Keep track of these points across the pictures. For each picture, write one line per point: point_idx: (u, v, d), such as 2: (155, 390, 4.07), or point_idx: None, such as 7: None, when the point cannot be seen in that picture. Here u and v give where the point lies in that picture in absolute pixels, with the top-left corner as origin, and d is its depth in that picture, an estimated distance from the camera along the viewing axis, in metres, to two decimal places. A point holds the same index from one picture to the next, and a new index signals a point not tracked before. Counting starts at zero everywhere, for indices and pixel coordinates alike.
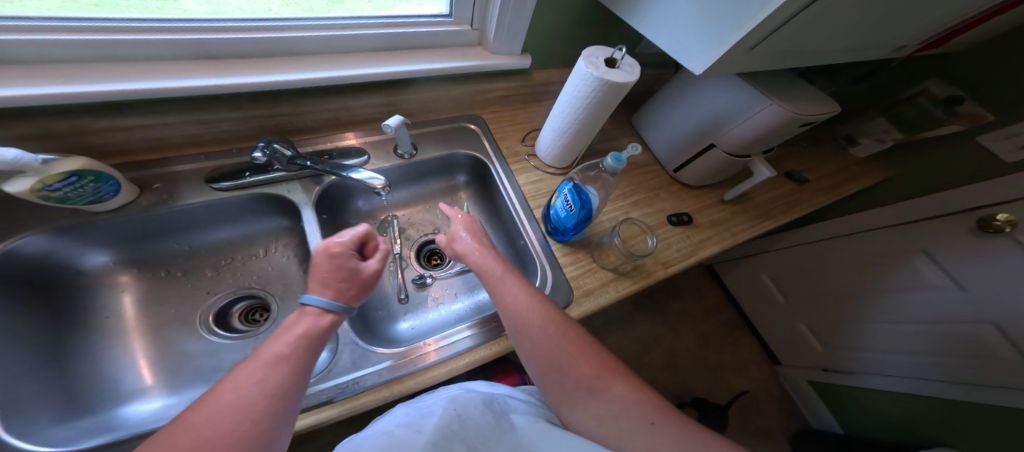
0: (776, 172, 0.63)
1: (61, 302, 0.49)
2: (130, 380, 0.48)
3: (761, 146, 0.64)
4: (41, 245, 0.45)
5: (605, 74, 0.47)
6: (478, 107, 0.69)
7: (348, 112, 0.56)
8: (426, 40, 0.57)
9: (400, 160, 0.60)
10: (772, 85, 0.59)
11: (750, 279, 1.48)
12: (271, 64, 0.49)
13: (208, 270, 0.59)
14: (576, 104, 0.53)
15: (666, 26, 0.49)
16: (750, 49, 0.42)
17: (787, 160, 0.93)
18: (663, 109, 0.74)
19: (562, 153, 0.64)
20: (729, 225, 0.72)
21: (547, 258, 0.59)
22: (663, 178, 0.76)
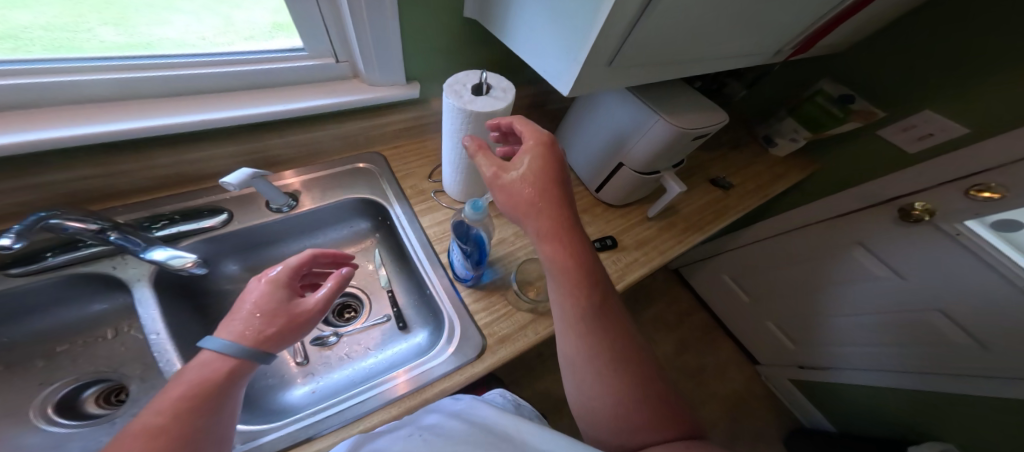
0: (685, 186, 0.62)
1: None
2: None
3: (667, 161, 0.63)
4: None
5: (474, 104, 0.44)
6: (375, 143, 0.63)
7: (200, 163, 0.48)
8: (286, 76, 0.51)
9: (279, 215, 0.52)
10: (661, 97, 0.59)
11: (710, 282, 1.46)
12: (68, 117, 0.40)
13: (38, 362, 0.46)
14: (459, 139, 0.49)
15: (529, 46, 0.47)
16: (607, 65, 0.41)
17: (716, 168, 0.93)
18: (574, 131, 0.72)
19: (466, 190, 0.59)
20: (657, 242, 0.69)
21: (454, 307, 0.52)
22: (588, 200, 0.72)
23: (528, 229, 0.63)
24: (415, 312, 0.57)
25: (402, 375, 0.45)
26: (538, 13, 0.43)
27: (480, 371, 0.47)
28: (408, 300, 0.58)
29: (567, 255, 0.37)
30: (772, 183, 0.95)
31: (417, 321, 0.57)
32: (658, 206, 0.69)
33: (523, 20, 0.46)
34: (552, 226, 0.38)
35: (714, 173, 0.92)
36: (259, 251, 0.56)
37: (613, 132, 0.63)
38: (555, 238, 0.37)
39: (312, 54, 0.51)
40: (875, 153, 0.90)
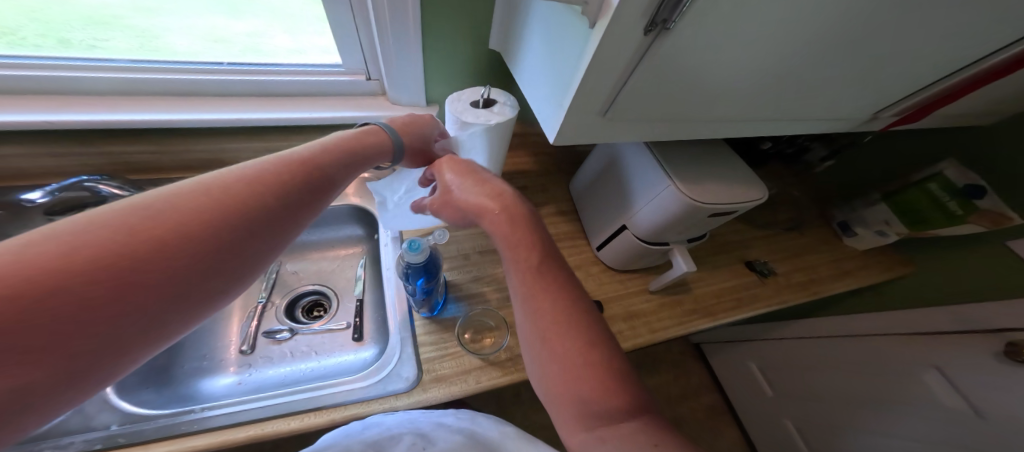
0: (695, 267, 0.53)
1: None
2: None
3: (678, 234, 0.55)
4: None
5: (485, 117, 0.48)
6: None
7: (228, 152, 0.55)
8: (316, 87, 0.56)
9: None
10: (683, 155, 0.52)
11: (731, 364, 1.27)
12: (137, 103, 0.49)
13: None
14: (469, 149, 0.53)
15: (530, 86, 0.46)
16: (601, 115, 0.37)
17: (754, 248, 0.81)
18: (589, 179, 0.67)
19: None
20: (650, 319, 0.62)
21: (403, 334, 0.52)
22: (587, 256, 0.67)
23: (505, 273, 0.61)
24: (373, 327, 0.63)
25: (319, 388, 0.46)
26: (539, 55, 0.41)
27: (403, 407, 0.45)
28: (369, 314, 0.64)
29: (549, 283, 0.35)
30: (828, 279, 0.80)
31: (371, 335, 0.62)
32: (662, 280, 0.61)
33: (528, 58, 0.44)
34: (535, 254, 0.37)
35: (752, 253, 0.80)
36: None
37: (626, 185, 0.57)
38: (545, 267, 0.36)
39: (346, 70, 0.55)
40: (1006, 270, 0.70)
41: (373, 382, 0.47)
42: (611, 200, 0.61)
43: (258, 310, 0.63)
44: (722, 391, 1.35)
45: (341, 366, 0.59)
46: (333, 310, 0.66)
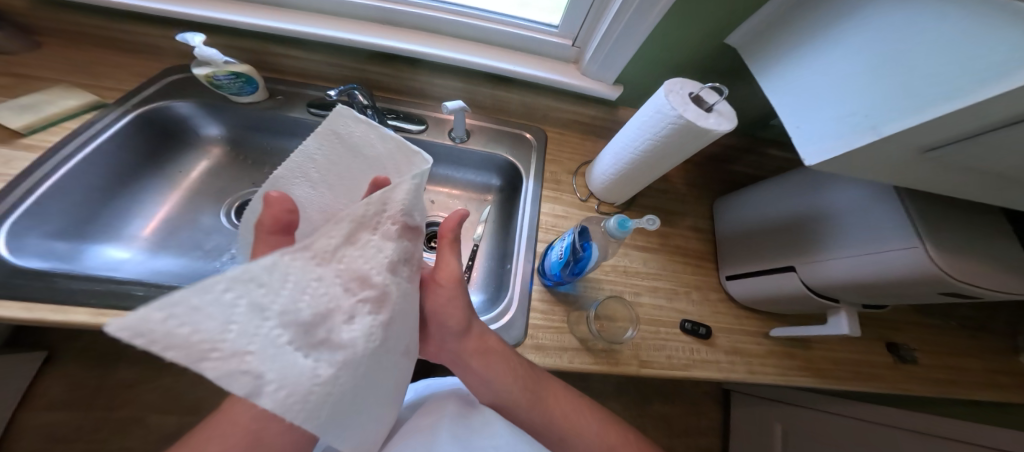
0: (856, 334, 0.49)
1: (158, 152, 0.59)
2: (133, 226, 0.54)
3: (860, 297, 0.49)
4: (180, 110, 0.59)
5: (708, 123, 0.43)
6: (544, 123, 0.70)
7: (429, 87, 0.66)
8: (525, 44, 0.61)
9: (451, 141, 0.64)
10: (942, 220, 0.41)
11: (756, 418, 1.12)
12: (394, 32, 0.60)
13: (266, 167, 0.65)
14: (658, 147, 0.48)
15: (806, 92, 0.40)
16: (918, 152, 0.31)
17: (898, 329, 0.70)
18: (764, 200, 0.59)
19: (614, 187, 0.59)
20: (750, 360, 0.60)
21: (519, 296, 0.53)
22: (710, 279, 0.64)
23: (624, 267, 0.61)
24: (482, 275, 0.62)
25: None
26: (851, 63, 0.35)
27: (503, 366, 0.48)
28: (485, 262, 0.63)
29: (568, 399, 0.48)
30: (979, 391, 0.66)
31: (479, 281, 0.61)
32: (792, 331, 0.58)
33: (804, 69, 0.42)
34: (529, 382, 0.45)
35: (893, 334, 0.70)
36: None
37: (829, 224, 0.49)
38: (553, 389, 0.47)
39: (560, 32, 0.60)
40: None
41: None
42: (791, 231, 0.53)
43: None
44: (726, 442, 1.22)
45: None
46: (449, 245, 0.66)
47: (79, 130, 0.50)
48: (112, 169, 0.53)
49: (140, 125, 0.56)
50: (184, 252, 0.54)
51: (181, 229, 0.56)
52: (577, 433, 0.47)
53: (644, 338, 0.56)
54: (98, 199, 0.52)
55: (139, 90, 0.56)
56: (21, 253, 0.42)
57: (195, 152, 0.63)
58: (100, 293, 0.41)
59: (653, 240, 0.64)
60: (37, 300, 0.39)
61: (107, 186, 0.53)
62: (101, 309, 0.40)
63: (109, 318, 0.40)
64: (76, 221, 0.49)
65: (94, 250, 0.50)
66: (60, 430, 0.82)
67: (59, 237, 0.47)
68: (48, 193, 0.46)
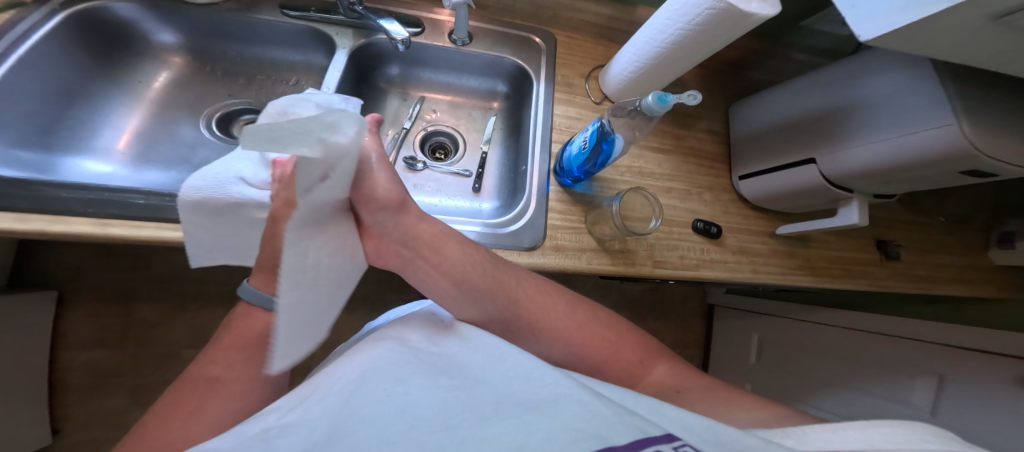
0: (863, 223, 0.53)
1: (105, 61, 0.51)
2: (105, 138, 0.48)
3: (873, 184, 0.51)
4: (122, 11, 0.48)
5: (751, 6, 0.40)
6: (553, 24, 0.64)
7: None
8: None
9: (452, 45, 0.58)
10: (981, 101, 0.41)
11: (736, 331, 1.22)
12: None
13: (240, 79, 0.57)
14: (689, 39, 0.46)
15: None
16: (990, 20, 0.30)
17: (889, 229, 0.74)
18: (792, 98, 0.58)
19: (632, 85, 0.57)
20: (754, 257, 0.62)
21: (537, 197, 0.52)
22: (720, 182, 0.65)
23: (639, 170, 0.60)
24: (494, 182, 0.61)
25: (462, 224, 0.50)
26: None
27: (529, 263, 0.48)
28: (497, 170, 0.62)
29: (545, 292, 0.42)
30: (949, 286, 0.72)
31: (492, 188, 0.60)
32: (797, 227, 0.61)
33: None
34: (480, 267, 0.39)
35: (885, 232, 0.74)
36: (418, 69, 0.62)
37: (859, 113, 0.49)
38: (514, 281, 0.41)
39: None
40: None
41: (509, 233, 0.49)
42: (816, 126, 0.54)
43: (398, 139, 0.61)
44: (707, 349, 1.35)
45: (456, 209, 0.57)
46: (455, 155, 0.63)
47: (2, 31, 0.40)
48: (59, 80, 0.46)
49: (78, 27, 0.46)
50: (172, 166, 0.49)
51: (160, 141, 0.51)
52: (568, 330, 0.41)
53: (660, 239, 0.57)
54: (56, 111, 0.45)
55: None
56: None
57: (155, 63, 0.54)
58: (97, 202, 0.38)
59: (668, 141, 0.64)
60: (30, 211, 0.35)
61: (62, 98, 0.46)
62: (104, 219, 0.38)
63: (110, 231, 0.37)
64: (35, 130, 0.43)
65: (67, 162, 0.44)
66: (97, 366, 0.85)
67: (23, 146, 0.41)
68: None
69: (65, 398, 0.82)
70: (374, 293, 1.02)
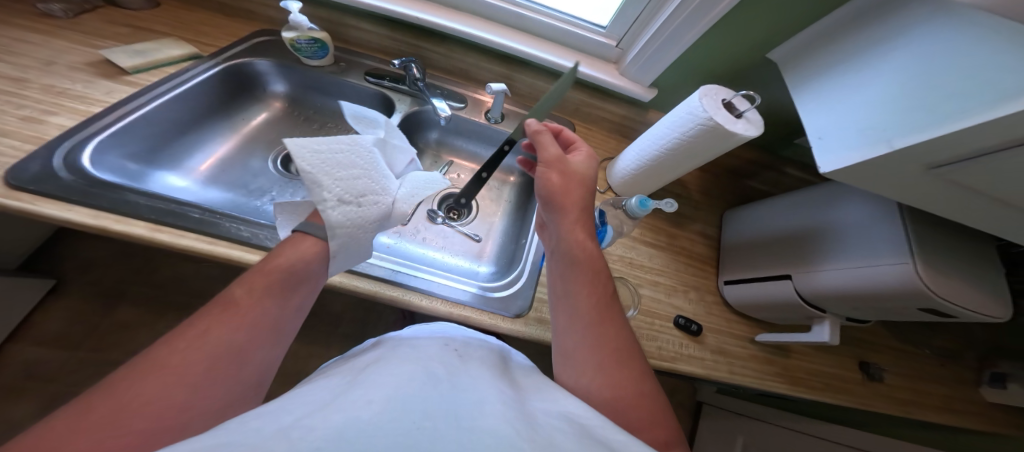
0: (833, 342, 0.52)
1: (231, 101, 0.61)
2: (195, 159, 0.57)
3: (845, 309, 0.52)
4: (261, 68, 0.61)
5: (736, 128, 0.44)
6: (574, 116, 0.73)
7: (472, 68, 0.68)
8: (573, 39, 0.65)
9: (486, 121, 0.67)
10: (939, 244, 0.43)
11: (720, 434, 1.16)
12: (453, 14, 0.62)
13: (314, 124, 0.67)
14: (681, 149, 0.50)
15: (820, 111, 0.43)
16: (924, 169, 0.32)
17: (873, 350, 0.75)
18: (768, 216, 0.63)
19: (632, 183, 0.60)
20: (734, 362, 0.63)
21: (530, 269, 0.60)
22: (707, 284, 0.69)
23: (630, 261, 0.66)
24: (495, 248, 0.69)
25: (459, 281, 0.56)
26: (875, 85, 0.37)
27: (513, 331, 0.52)
28: (498, 240, 0.70)
29: (613, 325, 0.41)
30: (932, 413, 0.70)
31: (492, 255, 0.68)
32: (775, 336, 0.63)
33: (811, 102, 0.45)
34: (592, 261, 0.46)
35: (866, 353, 0.75)
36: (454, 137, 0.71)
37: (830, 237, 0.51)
38: (606, 304, 0.43)
39: (605, 33, 0.64)
40: None
41: (496, 298, 0.55)
42: (789, 245, 0.56)
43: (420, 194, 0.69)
44: None
45: (457, 268, 0.64)
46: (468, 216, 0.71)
47: (176, 75, 0.53)
48: (190, 110, 0.55)
49: (225, 73, 0.57)
50: (232, 188, 0.57)
51: (230, 165, 0.59)
52: (613, 379, 0.37)
53: (642, 328, 0.60)
54: (173, 132, 0.54)
55: (230, 47, 0.59)
56: (100, 167, 0.44)
57: (253, 102, 0.64)
58: (159, 210, 0.43)
59: (662, 239, 0.71)
60: (105, 209, 0.40)
61: (184, 123, 0.55)
62: (160, 225, 0.42)
63: (158, 236, 0.41)
64: (148, 145, 0.51)
65: (156, 174, 0.52)
66: (52, 362, 0.86)
67: (132, 158, 0.49)
68: (137, 124, 0.48)
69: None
70: (354, 327, 1.05)
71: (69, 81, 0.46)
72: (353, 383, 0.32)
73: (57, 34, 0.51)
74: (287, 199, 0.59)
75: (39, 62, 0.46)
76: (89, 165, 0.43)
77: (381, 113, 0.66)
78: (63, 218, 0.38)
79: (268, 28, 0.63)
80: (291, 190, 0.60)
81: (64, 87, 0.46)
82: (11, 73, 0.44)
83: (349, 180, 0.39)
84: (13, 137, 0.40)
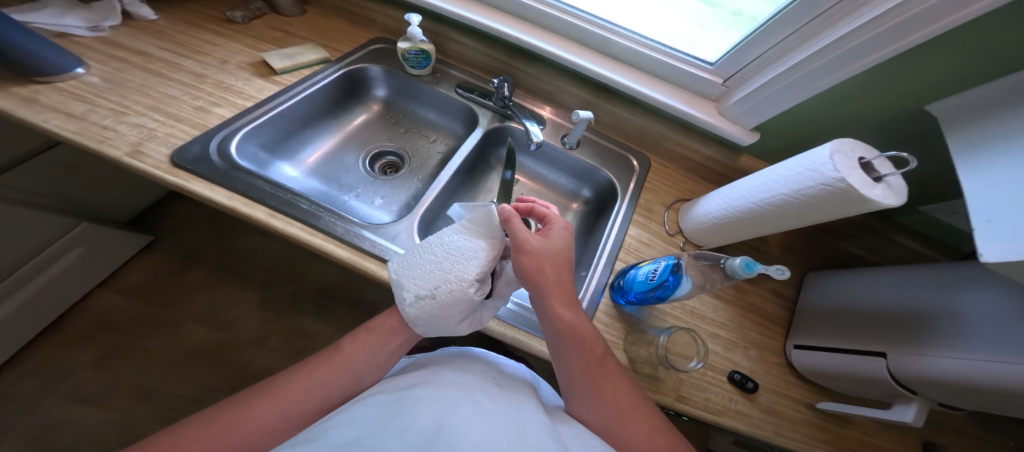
0: (916, 424, 0.48)
1: (342, 103, 0.66)
2: (305, 152, 0.62)
3: (944, 397, 0.46)
4: (373, 73, 0.65)
5: (874, 193, 0.37)
6: (653, 150, 0.72)
7: (559, 92, 0.69)
8: (673, 73, 0.62)
9: (560, 145, 0.68)
10: None
11: None
12: (553, 38, 0.64)
13: (403, 129, 0.71)
14: (791, 206, 0.45)
15: (1002, 188, 0.32)
16: None
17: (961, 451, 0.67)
18: (867, 283, 0.57)
19: (715, 230, 0.57)
20: (790, 430, 0.59)
21: (590, 301, 0.58)
22: (771, 344, 0.66)
23: (688, 307, 0.64)
24: None
25: None
26: None
27: None
28: None
29: (617, 388, 0.41)
30: None
31: None
32: (839, 407, 0.59)
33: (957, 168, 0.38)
34: (579, 323, 0.42)
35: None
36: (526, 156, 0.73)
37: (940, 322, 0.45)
38: (605, 368, 0.41)
39: (712, 69, 0.59)
40: None
41: None
42: (888, 325, 0.50)
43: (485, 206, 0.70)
44: None
45: None
46: None
47: (310, 76, 0.58)
48: (311, 109, 0.61)
49: (343, 76, 0.62)
50: (329, 182, 0.62)
51: (328, 160, 0.64)
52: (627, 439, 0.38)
53: (693, 376, 0.58)
54: (294, 127, 0.59)
55: (351, 53, 0.64)
56: (241, 154, 0.50)
57: (358, 105, 0.68)
58: (278, 198, 0.47)
59: (728, 289, 0.69)
60: (241, 192, 0.45)
61: (304, 120, 0.61)
62: (277, 212, 0.46)
63: (275, 223, 0.45)
64: (274, 137, 0.56)
65: (275, 162, 0.57)
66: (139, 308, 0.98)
67: (263, 147, 0.55)
68: (272, 118, 0.53)
69: (91, 329, 0.94)
70: None
71: (235, 78, 0.53)
72: (396, 402, 0.34)
73: (217, 32, 0.58)
74: (370, 198, 0.62)
75: (216, 62, 0.54)
76: (234, 152, 0.48)
77: (466, 127, 0.68)
78: (210, 198, 0.43)
79: (381, 36, 0.68)
80: (377, 190, 0.63)
81: (231, 83, 0.52)
82: (196, 70, 0.52)
83: (426, 276, 0.41)
84: (185, 124, 0.46)
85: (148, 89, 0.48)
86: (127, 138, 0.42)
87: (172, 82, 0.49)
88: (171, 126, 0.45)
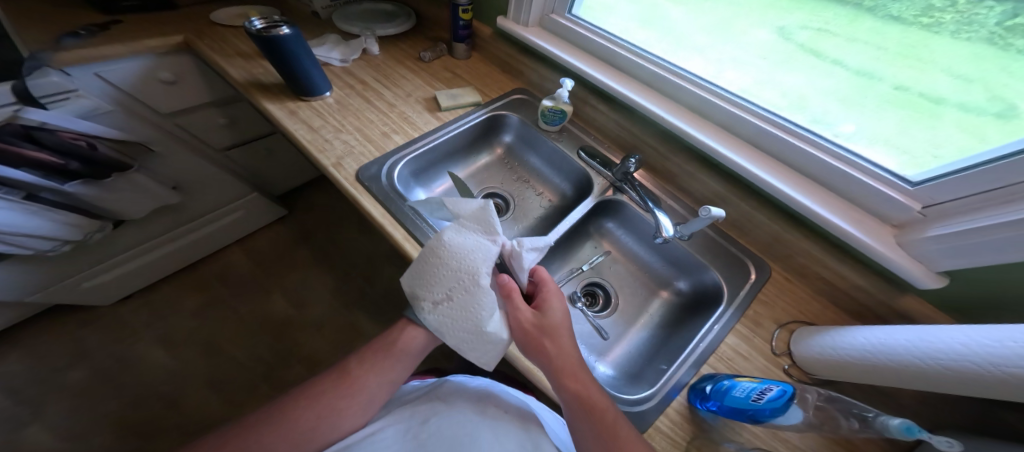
0: None
1: (478, 145, 0.74)
2: (437, 182, 0.69)
3: None
4: (512, 122, 0.73)
5: None
6: (782, 261, 0.59)
7: (685, 175, 0.66)
8: (846, 181, 0.50)
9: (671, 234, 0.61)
10: None
11: None
12: (696, 120, 0.63)
13: (517, 177, 0.75)
14: (974, 381, 0.31)
15: None
16: None
17: None
18: None
19: (835, 365, 0.43)
20: None
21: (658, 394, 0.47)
22: None
23: None
24: (622, 358, 0.61)
25: None
26: None
27: None
28: (626, 351, 0.62)
29: None
30: None
31: (614, 364, 0.60)
32: None
33: None
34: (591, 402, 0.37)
35: None
36: (625, 231, 0.72)
37: None
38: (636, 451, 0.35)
39: (910, 189, 0.45)
40: None
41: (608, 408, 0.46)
42: None
43: (576, 273, 0.71)
44: None
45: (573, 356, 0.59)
46: (604, 311, 0.67)
47: (461, 117, 0.68)
48: (453, 146, 0.69)
49: (486, 121, 0.71)
50: None
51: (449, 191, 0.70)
52: None
53: None
54: (436, 160, 0.67)
55: (495, 102, 0.73)
56: (399, 179, 0.58)
57: (485, 147, 0.75)
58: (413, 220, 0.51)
59: None
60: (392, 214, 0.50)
61: (445, 155, 0.68)
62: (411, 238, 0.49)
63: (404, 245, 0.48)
64: (420, 166, 0.64)
65: (416, 189, 0.65)
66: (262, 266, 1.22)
67: (411, 174, 0.63)
68: (426, 149, 0.62)
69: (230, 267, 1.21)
70: None
71: (414, 110, 0.66)
72: None
73: (415, 74, 0.75)
74: None
75: (404, 95, 0.69)
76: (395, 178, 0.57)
77: (576, 191, 0.71)
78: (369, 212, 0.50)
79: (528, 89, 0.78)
80: None
81: (411, 115, 0.66)
82: (390, 100, 0.67)
83: (434, 281, 0.39)
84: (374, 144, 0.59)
85: (360, 112, 0.64)
86: (336, 151, 0.57)
87: (379, 110, 0.65)
88: (365, 145, 0.58)
